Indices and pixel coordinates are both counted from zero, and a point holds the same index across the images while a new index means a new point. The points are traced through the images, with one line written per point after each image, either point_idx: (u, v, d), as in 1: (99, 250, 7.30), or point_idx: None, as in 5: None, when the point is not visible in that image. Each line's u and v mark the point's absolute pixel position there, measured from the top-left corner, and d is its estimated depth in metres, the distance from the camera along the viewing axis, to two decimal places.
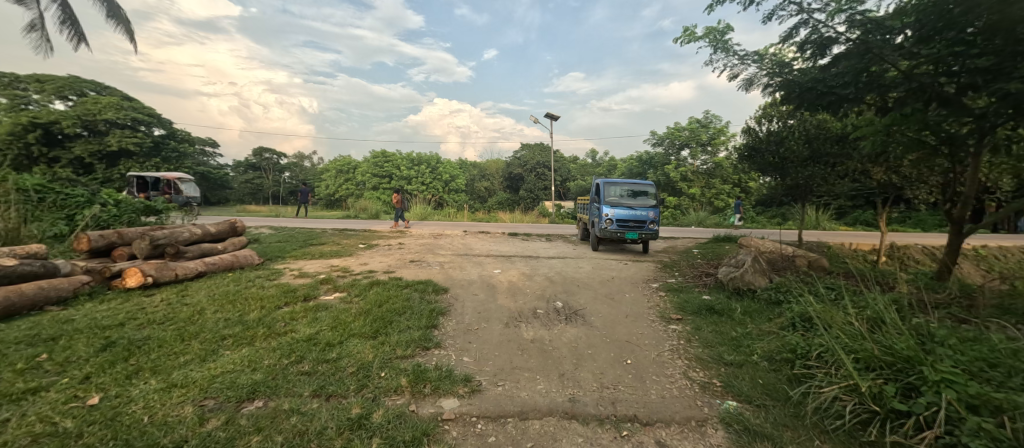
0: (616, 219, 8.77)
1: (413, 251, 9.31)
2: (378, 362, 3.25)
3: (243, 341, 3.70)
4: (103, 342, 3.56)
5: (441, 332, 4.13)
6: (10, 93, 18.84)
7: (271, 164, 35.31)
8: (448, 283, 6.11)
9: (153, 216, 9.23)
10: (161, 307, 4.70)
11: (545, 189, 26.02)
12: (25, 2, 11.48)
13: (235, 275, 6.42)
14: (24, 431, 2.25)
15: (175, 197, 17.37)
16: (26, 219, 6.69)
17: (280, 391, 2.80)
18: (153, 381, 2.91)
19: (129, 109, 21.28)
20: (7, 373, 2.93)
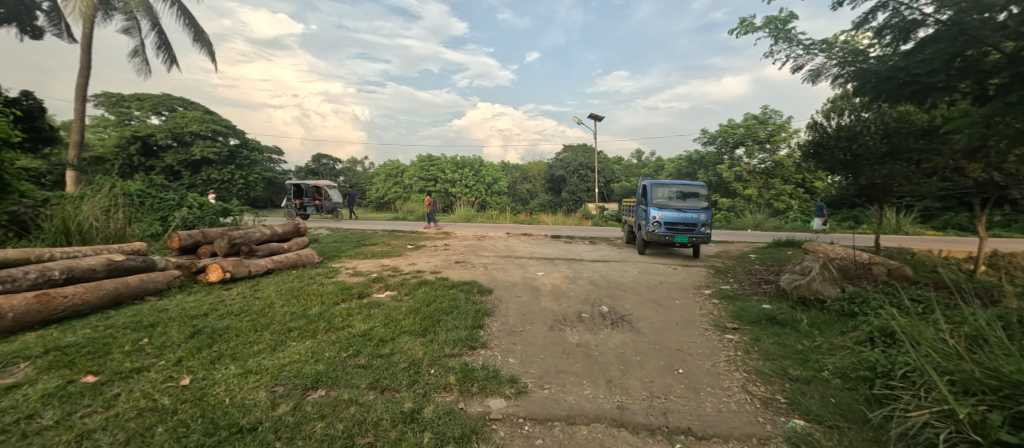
0: (664, 221, 8.43)
1: (457, 252, 9.54)
2: (428, 359, 3.38)
3: (307, 334, 4.00)
4: (192, 330, 4.01)
5: (486, 332, 4.20)
6: (117, 111, 21.74)
7: (328, 169, 37.94)
8: (492, 284, 6.21)
9: (229, 217, 10.24)
10: (237, 300, 5.20)
11: (588, 190, 25.48)
12: (130, 32, 13.25)
13: (299, 272, 6.95)
14: (131, 405, 2.59)
15: (325, 204, 20.14)
16: (130, 219, 7.69)
17: (340, 382, 3.00)
18: (232, 367, 3.23)
19: (211, 122, 23.75)
20: (119, 354, 3.39)
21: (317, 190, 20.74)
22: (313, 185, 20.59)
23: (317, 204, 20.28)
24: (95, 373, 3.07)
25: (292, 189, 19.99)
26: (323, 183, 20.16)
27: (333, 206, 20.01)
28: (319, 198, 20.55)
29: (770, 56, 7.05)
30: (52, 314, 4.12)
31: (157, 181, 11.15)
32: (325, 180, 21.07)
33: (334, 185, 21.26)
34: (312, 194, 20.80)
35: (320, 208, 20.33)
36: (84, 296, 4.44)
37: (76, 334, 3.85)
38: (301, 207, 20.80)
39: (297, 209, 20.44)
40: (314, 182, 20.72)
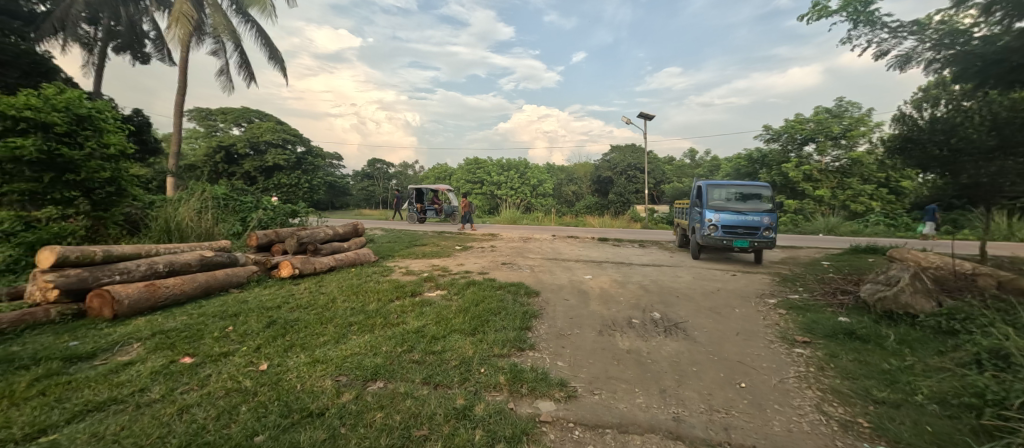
0: (721, 224, 7.92)
1: (504, 253, 9.66)
2: (478, 358, 3.45)
3: (366, 328, 4.26)
4: (268, 320, 4.42)
5: (534, 334, 4.20)
6: (206, 124, 24.51)
7: (381, 173, 39.99)
8: (539, 286, 6.21)
9: (297, 218, 11.14)
10: (305, 294, 5.64)
11: (636, 192, 24.54)
12: (218, 53, 14.89)
13: (357, 270, 7.40)
14: (220, 385, 2.90)
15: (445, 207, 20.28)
16: (217, 220, 8.63)
17: (397, 375, 3.15)
18: (302, 355, 3.51)
19: (283, 131, 26.00)
20: (209, 339, 3.82)
21: (436, 194, 21.24)
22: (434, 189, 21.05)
23: (438, 208, 20.73)
24: (192, 355, 3.49)
25: (415, 194, 20.51)
26: (443, 188, 20.50)
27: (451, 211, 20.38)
28: (439, 202, 20.86)
29: (847, 42, 6.40)
30: (158, 302, 4.73)
31: (236, 186, 12.36)
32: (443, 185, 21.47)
33: (451, 189, 21.66)
34: (432, 198, 21.39)
35: (439, 212, 20.79)
36: (183, 287, 5.05)
37: (176, 320, 4.39)
38: (421, 211, 21.48)
39: (418, 212, 21.15)
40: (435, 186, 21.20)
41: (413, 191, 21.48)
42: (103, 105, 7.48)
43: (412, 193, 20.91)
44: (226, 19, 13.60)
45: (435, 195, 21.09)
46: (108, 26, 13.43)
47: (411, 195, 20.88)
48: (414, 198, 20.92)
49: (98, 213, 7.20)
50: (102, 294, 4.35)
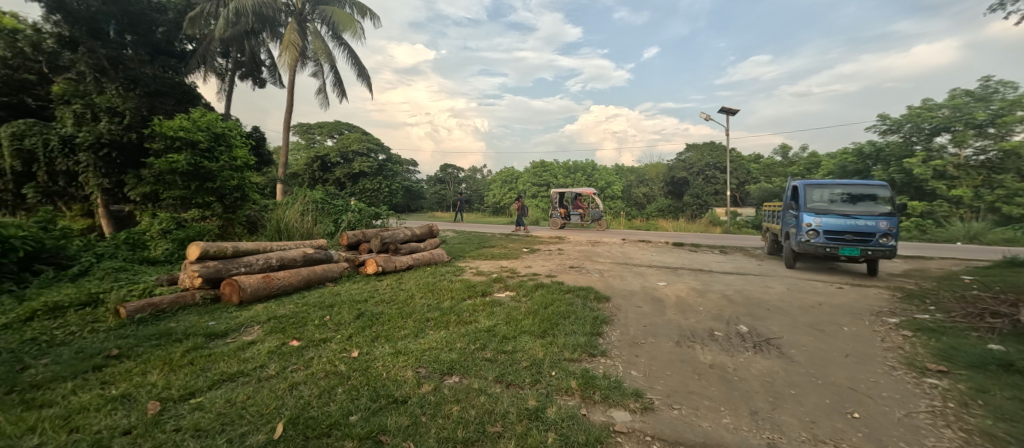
0: (823, 230, 6.96)
1: (572, 257, 9.51)
2: (549, 361, 3.45)
3: (442, 324, 4.49)
4: (357, 312, 4.86)
5: (606, 340, 4.08)
6: (307, 137, 27.86)
7: (453, 177, 41.94)
8: (609, 292, 6.03)
9: (379, 220, 12.12)
10: (387, 290, 6.11)
11: (716, 194, 22.64)
12: (318, 74, 16.82)
13: (432, 269, 7.83)
14: (320, 367, 3.26)
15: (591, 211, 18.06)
16: (316, 221, 9.74)
17: (471, 371, 3.28)
18: (386, 346, 3.81)
19: (368, 141, 28.49)
20: (312, 326, 4.32)
21: (581, 198, 19.58)
22: (579, 193, 19.70)
23: (583, 212, 19.14)
24: (298, 339, 3.97)
25: (558, 198, 19.36)
26: (590, 191, 18.98)
27: (597, 216, 18.51)
28: (583, 206, 18.90)
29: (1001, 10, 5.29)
30: (272, 290, 5.47)
31: (329, 191, 13.77)
32: (589, 189, 19.90)
33: (597, 193, 19.86)
34: (576, 202, 19.60)
35: (584, 217, 19.17)
36: (291, 279, 5.78)
37: (285, 307, 5.02)
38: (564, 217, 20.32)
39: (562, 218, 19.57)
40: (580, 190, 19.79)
41: (556, 195, 20.15)
42: (233, 124, 8.89)
43: (555, 197, 19.92)
44: (324, 43, 15.30)
45: (580, 199, 19.52)
46: (236, 58, 15.85)
47: (553, 199, 19.89)
48: (557, 203, 19.58)
49: (227, 214, 8.51)
50: (231, 282, 5.14)
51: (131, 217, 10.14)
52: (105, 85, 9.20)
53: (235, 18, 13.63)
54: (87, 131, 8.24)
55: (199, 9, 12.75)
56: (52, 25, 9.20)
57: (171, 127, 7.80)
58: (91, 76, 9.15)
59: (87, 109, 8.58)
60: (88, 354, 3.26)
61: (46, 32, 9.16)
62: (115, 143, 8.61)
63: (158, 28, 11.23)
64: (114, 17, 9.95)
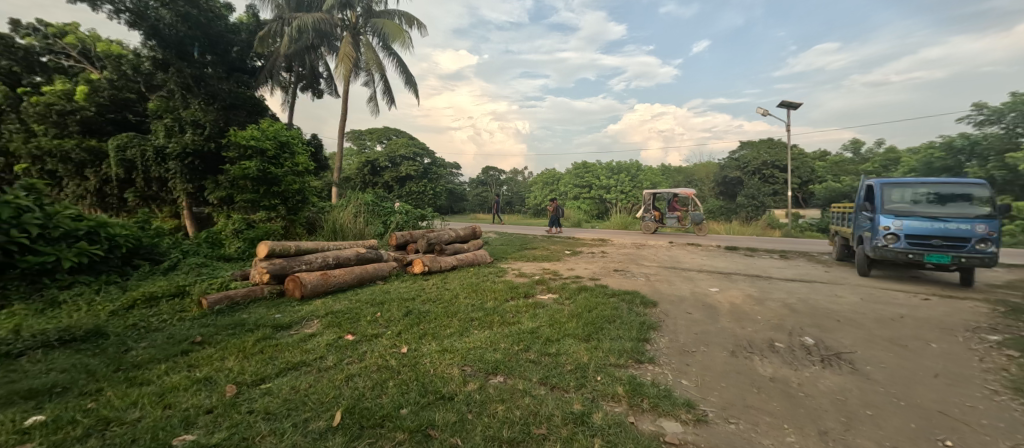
0: (905, 234, 6.26)
1: (616, 260, 9.26)
2: (594, 366, 3.38)
3: (486, 324, 4.55)
4: (406, 310, 5.05)
5: (654, 347, 3.93)
6: (359, 143, 29.47)
7: (495, 180, 42.49)
8: (657, 296, 5.81)
9: (425, 221, 12.52)
10: (433, 289, 6.30)
11: (775, 194, 21.11)
12: (370, 83, 17.72)
13: (475, 269, 7.95)
14: (373, 361, 3.42)
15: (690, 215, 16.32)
16: (367, 222, 10.25)
17: (516, 372, 3.30)
18: (433, 343, 3.93)
19: (415, 145, 29.58)
20: (364, 321, 4.55)
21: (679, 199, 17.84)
22: (675, 194, 18.14)
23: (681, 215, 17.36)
24: (353, 333, 4.20)
25: (652, 200, 17.95)
26: (689, 192, 17.45)
27: (698, 219, 16.83)
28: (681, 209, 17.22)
29: None
30: (329, 287, 5.83)
31: (378, 194, 14.42)
32: (688, 189, 18.15)
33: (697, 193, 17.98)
34: (672, 204, 17.96)
35: (682, 220, 17.44)
36: (346, 277, 6.11)
37: (340, 303, 5.33)
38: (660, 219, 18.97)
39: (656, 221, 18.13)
40: (678, 191, 18.27)
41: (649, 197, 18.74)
42: (294, 133, 9.60)
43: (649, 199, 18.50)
44: (375, 54, 16.09)
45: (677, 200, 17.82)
46: (299, 71, 17.05)
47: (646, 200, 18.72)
48: (649, 206, 18.24)
49: (290, 216, 9.18)
50: (294, 278, 5.55)
51: (210, 218, 11.28)
52: (190, 100, 10.26)
53: (298, 35, 14.69)
54: (175, 142, 9.24)
55: (268, 28, 13.87)
56: (148, 49, 10.32)
57: (244, 137, 8.55)
58: (178, 93, 10.25)
59: (175, 123, 9.63)
60: (177, 340, 3.66)
61: (143, 55, 10.35)
62: (197, 153, 9.59)
63: (233, 48, 12.33)
64: (198, 40, 10.85)
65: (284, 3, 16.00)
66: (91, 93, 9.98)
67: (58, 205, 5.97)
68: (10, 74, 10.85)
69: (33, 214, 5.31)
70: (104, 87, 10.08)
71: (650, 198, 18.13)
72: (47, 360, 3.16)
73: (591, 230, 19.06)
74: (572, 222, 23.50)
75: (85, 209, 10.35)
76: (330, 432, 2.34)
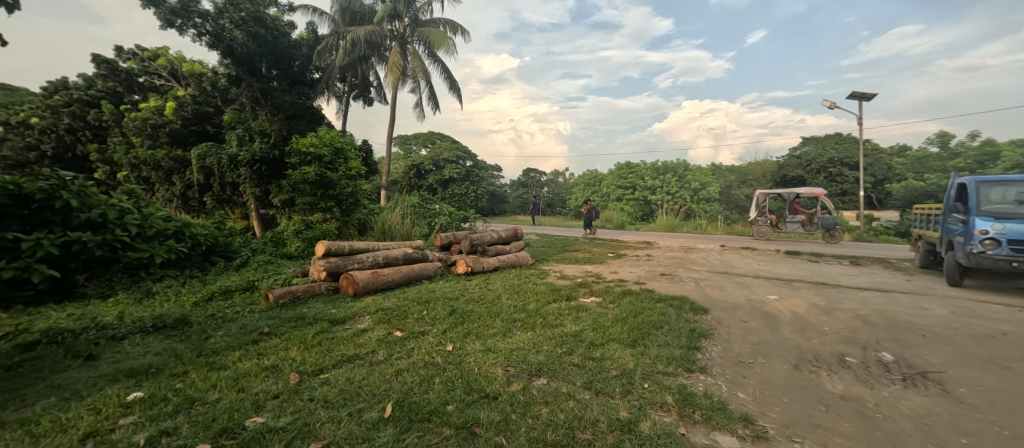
0: (1007, 239, 5.49)
1: (662, 264, 8.92)
2: (641, 373, 3.27)
3: (529, 326, 4.54)
4: (450, 309, 5.17)
5: (705, 356, 3.74)
6: (405, 148, 30.65)
7: (535, 181, 42.31)
8: (709, 303, 5.52)
9: (468, 223, 12.77)
10: (477, 289, 6.41)
11: (843, 195, 19.34)
12: (416, 90, 18.39)
13: (517, 271, 7.98)
14: (420, 357, 3.54)
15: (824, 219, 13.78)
16: (414, 223, 10.62)
17: (559, 374, 3.27)
18: (477, 343, 3.99)
19: (458, 149, 30.27)
20: (412, 319, 4.72)
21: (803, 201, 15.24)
22: (798, 194, 15.56)
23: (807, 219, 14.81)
24: (401, 329, 4.36)
25: (765, 202, 15.78)
26: (815, 192, 14.93)
27: (829, 223, 14.28)
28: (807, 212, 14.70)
29: None
30: (379, 285, 6.10)
31: (423, 196, 14.87)
32: (815, 188, 15.41)
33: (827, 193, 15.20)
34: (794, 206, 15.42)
35: (808, 225, 14.90)
36: (394, 275, 6.37)
37: (389, 301, 5.56)
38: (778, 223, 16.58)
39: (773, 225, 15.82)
40: (802, 191, 15.83)
41: (765, 197, 16.44)
42: (347, 140, 10.18)
43: (763, 201, 16.25)
44: (422, 61, 16.67)
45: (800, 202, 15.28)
46: (352, 81, 18.04)
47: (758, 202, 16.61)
48: (763, 208, 16.03)
49: (343, 217, 9.73)
50: (348, 276, 5.87)
51: (274, 219, 12.22)
52: (258, 111, 11.20)
53: (352, 47, 15.56)
54: (245, 150, 10.11)
55: (325, 43, 14.82)
56: (223, 66, 11.37)
57: (305, 144, 9.20)
58: (248, 106, 11.21)
59: (246, 132, 10.53)
60: (248, 330, 4.00)
61: (219, 73, 11.42)
62: (264, 159, 10.44)
63: (295, 62, 13.31)
64: (265, 56, 11.82)
65: (339, 18, 17.03)
66: (178, 108, 11.19)
67: (151, 208, 6.72)
68: (114, 93, 12.43)
69: (132, 216, 6.04)
70: (188, 102, 11.29)
71: (764, 199, 16.02)
72: (144, 344, 3.58)
73: (634, 233, 18.53)
74: (615, 224, 22.92)
75: (171, 210, 11.60)
76: (382, 423, 2.44)
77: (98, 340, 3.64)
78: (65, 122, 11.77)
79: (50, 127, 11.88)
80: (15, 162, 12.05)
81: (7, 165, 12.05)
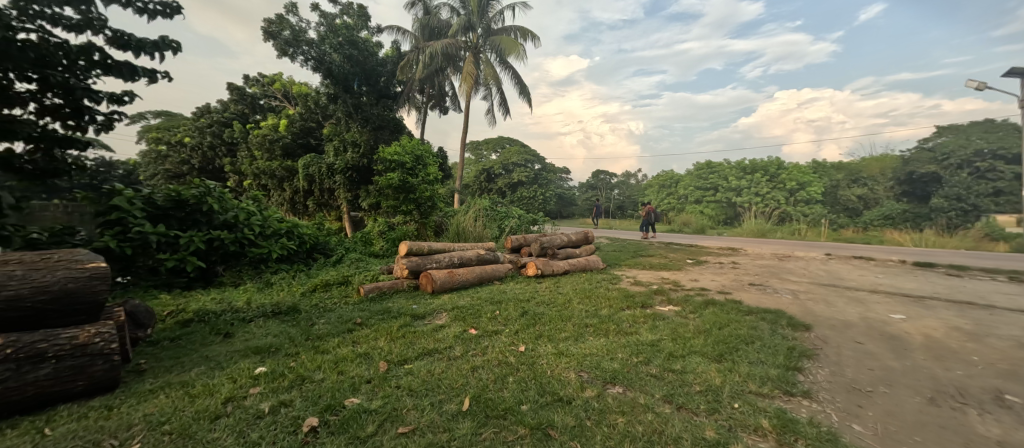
0: None
1: (751, 272, 8.12)
2: (729, 391, 3.00)
3: (601, 332, 4.42)
4: (522, 310, 5.23)
5: (810, 379, 3.31)
6: (477, 153, 31.81)
7: (605, 183, 40.42)
8: (811, 319, 4.89)
9: (537, 225, 12.84)
10: (547, 292, 6.41)
11: (996, 194, 15.79)
12: (489, 96, 18.99)
13: (587, 275, 7.82)
14: (493, 356, 3.63)
15: None
16: (486, 226, 10.93)
17: (636, 384, 3.13)
18: (549, 346, 3.98)
19: (526, 153, 30.70)
20: (486, 318, 4.88)
21: None
22: None
23: None
24: (475, 328, 4.52)
25: None
26: None
27: None
28: None
29: None
30: (455, 284, 6.39)
31: (494, 200, 15.27)
32: None
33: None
34: None
35: None
36: (468, 275, 6.63)
37: (464, 300, 5.79)
38: None
39: None
40: None
41: None
42: (425, 147, 10.86)
43: None
44: (494, 69, 17.18)
45: None
46: (430, 92, 19.19)
47: None
48: None
49: (422, 219, 10.40)
50: (427, 275, 6.23)
51: (363, 220, 13.41)
52: (351, 124, 12.46)
53: (430, 61, 16.59)
54: (340, 159, 11.28)
55: (407, 58, 15.99)
56: (324, 86, 12.83)
57: (389, 153, 10.04)
58: (343, 119, 12.52)
59: (341, 143, 11.72)
60: (344, 320, 4.45)
61: (321, 92, 12.91)
62: (355, 167, 11.55)
63: (382, 78, 14.18)
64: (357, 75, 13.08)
65: (420, 35, 18.23)
66: (289, 125, 12.86)
67: (269, 210, 7.79)
68: (242, 114, 14.73)
69: (255, 217, 7.08)
70: (297, 120, 12.96)
71: None
72: (265, 327, 4.16)
73: (714, 238, 17.15)
74: (694, 228, 21.41)
75: (282, 213, 13.35)
76: (461, 416, 2.55)
77: (233, 320, 4.33)
78: (208, 140, 14.21)
79: (197, 145, 14.45)
80: (174, 173, 14.86)
81: (169, 176, 14.92)
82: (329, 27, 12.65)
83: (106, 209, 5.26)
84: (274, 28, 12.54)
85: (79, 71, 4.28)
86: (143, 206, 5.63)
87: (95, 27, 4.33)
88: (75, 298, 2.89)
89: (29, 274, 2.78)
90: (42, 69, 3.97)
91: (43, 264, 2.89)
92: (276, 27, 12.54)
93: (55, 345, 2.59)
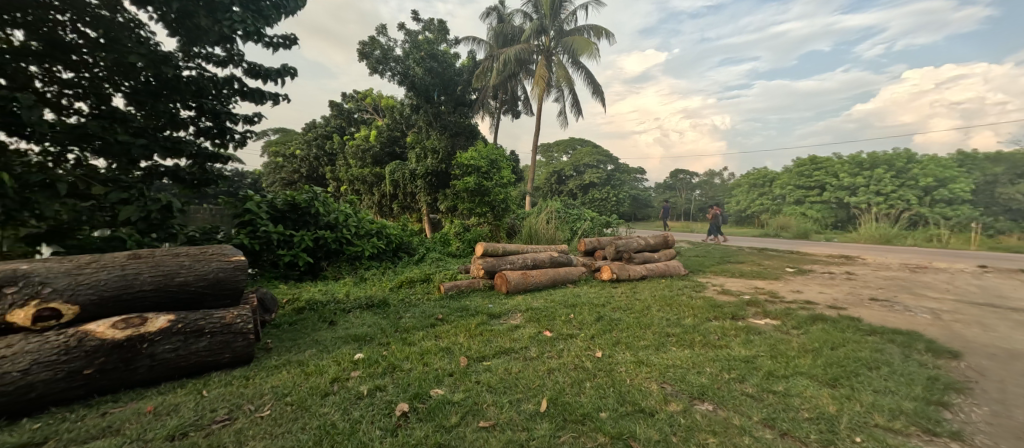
0: None
1: (871, 286, 6.95)
2: (847, 421, 2.62)
3: (685, 343, 4.13)
4: (597, 315, 5.10)
5: (959, 418, 2.73)
6: (549, 155, 31.86)
7: (685, 184, 37.82)
8: (959, 344, 4.04)
9: (612, 228, 12.41)
10: (624, 297, 6.16)
11: None
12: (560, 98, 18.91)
13: (667, 281, 7.37)
14: (569, 360, 3.60)
15: None
16: (559, 228, 10.85)
17: (728, 402, 2.87)
18: (628, 353, 3.83)
19: (598, 154, 29.98)
20: (560, 321, 4.86)
21: None
22: None
23: None
24: (550, 330, 4.52)
25: None
26: None
27: None
28: None
29: None
30: (529, 285, 6.46)
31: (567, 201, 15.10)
32: None
33: None
34: None
35: None
36: (542, 277, 6.65)
37: (538, 302, 5.80)
38: None
39: None
40: None
41: None
42: (499, 151, 11.15)
43: None
44: (566, 70, 17.06)
45: None
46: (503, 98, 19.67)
47: None
48: None
49: (495, 221, 10.69)
50: (502, 276, 6.38)
51: (441, 222, 14.15)
52: (431, 132, 13.28)
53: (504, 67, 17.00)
54: (422, 165, 12.05)
55: (483, 66, 16.57)
56: (408, 98, 13.90)
57: (467, 158, 10.50)
58: (425, 128, 13.42)
59: (423, 150, 12.53)
60: (428, 315, 4.75)
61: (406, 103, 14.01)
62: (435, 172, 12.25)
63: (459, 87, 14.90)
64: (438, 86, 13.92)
65: (494, 43, 18.78)
66: (378, 135, 14.09)
67: (362, 212, 8.61)
68: (341, 127, 16.55)
69: (352, 219, 7.88)
70: (385, 130, 14.19)
71: None
72: (361, 317, 4.61)
73: (815, 244, 15.12)
74: (792, 233, 19.04)
75: (372, 215, 14.67)
76: (539, 416, 2.57)
77: (336, 310, 4.86)
78: (314, 152, 16.24)
79: (305, 156, 16.58)
80: (287, 181, 17.22)
81: (284, 184, 17.33)
82: (413, 43, 13.71)
83: (242, 211, 6.28)
84: (367, 48, 13.90)
85: (224, 98, 5.16)
86: (268, 209, 6.59)
87: (235, 61, 5.20)
88: (223, 284, 3.50)
89: (193, 265, 3.42)
90: (200, 98, 4.89)
91: (202, 257, 3.54)
92: (369, 48, 13.90)
93: (210, 323, 3.15)
